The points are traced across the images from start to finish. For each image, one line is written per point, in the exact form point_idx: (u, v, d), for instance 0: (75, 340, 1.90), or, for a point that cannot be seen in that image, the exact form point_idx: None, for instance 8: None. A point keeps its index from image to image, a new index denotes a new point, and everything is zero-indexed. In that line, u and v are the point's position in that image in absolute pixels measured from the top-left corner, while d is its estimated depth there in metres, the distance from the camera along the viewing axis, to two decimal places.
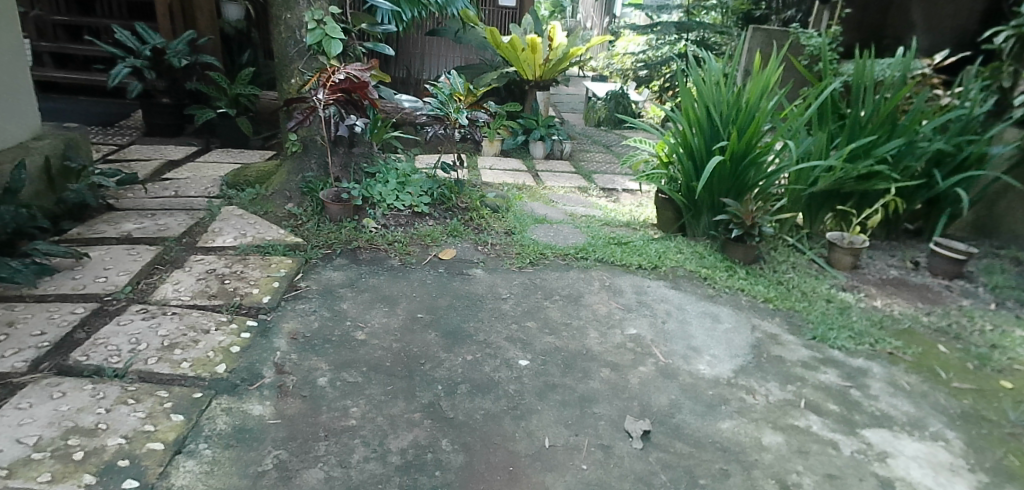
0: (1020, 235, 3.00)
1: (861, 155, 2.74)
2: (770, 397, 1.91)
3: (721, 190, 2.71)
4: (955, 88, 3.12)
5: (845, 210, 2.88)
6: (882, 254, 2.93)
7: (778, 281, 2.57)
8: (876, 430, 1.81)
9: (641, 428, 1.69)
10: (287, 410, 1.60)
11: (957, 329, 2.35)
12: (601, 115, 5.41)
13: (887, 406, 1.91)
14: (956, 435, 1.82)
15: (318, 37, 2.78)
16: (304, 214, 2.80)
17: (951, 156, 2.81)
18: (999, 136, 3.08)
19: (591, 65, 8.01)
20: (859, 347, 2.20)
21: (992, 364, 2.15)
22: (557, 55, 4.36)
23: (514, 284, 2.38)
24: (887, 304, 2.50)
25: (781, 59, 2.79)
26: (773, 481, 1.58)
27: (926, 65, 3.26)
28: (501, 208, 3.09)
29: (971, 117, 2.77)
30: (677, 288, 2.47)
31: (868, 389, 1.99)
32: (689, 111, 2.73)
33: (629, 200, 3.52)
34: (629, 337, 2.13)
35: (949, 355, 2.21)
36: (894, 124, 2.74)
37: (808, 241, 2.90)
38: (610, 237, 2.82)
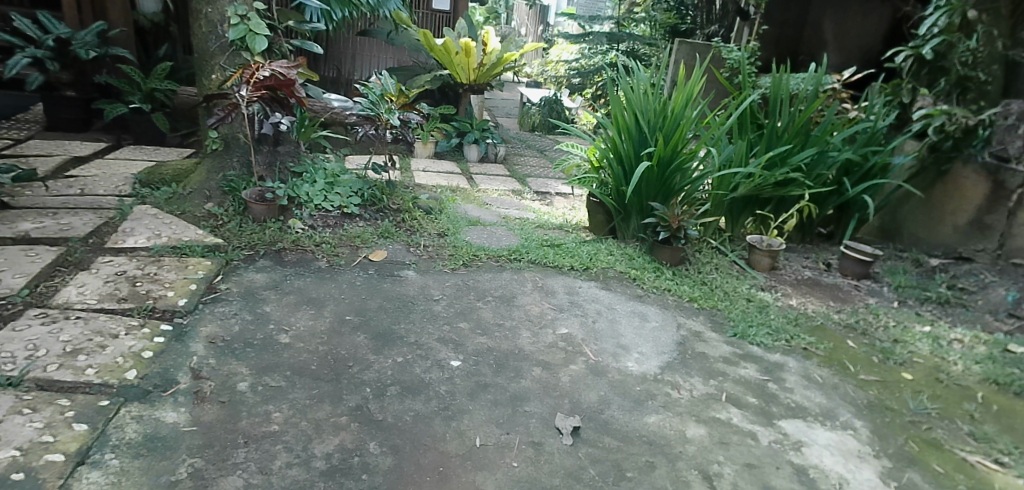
0: (920, 239, 3.26)
1: (778, 163, 2.90)
2: (694, 391, 2.00)
3: (649, 194, 2.80)
4: (862, 102, 3.34)
5: (764, 214, 3.03)
6: (797, 256, 3.11)
7: (702, 282, 2.67)
8: (791, 421, 1.93)
9: (571, 424, 1.73)
10: (205, 417, 1.53)
11: (864, 325, 2.51)
12: (535, 120, 5.49)
13: (801, 398, 2.04)
14: (863, 424, 1.96)
15: (241, 32, 2.69)
16: (225, 214, 2.69)
17: (858, 165, 3.01)
18: (900, 148, 3.33)
19: (525, 72, 8.12)
20: (776, 343, 2.32)
21: (894, 358, 2.32)
22: (491, 60, 4.46)
23: (447, 285, 2.37)
24: (802, 302, 2.65)
25: (705, 69, 2.91)
26: (695, 472, 1.66)
27: (837, 80, 3.44)
28: (434, 210, 3.08)
29: (876, 130, 2.98)
30: (607, 288, 2.53)
31: (784, 383, 2.10)
32: (618, 118, 2.81)
33: (563, 204, 3.57)
34: (561, 336, 2.16)
35: (857, 350, 2.36)
36: (808, 135, 2.91)
37: (730, 244, 3.03)
38: (543, 239, 2.86)
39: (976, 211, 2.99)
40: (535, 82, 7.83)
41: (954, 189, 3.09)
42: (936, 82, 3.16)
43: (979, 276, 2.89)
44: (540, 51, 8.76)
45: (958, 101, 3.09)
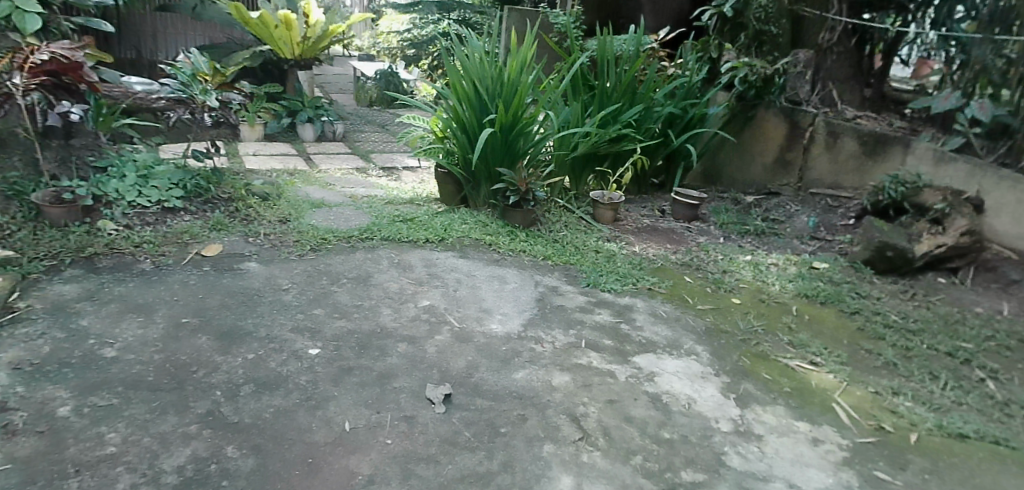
0: (736, 180, 3.68)
1: (611, 121, 3.08)
2: (556, 343, 2.11)
3: (495, 160, 2.84)
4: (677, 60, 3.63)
5: (603, 170, 3.22)
6: (636, 206, 3.34)
7: (554, 240, 2.78)
8: (644, 356, 2.11)
9: (442, 393, 1.75)
10: (18, 453, 1.32)
11: (698, 262, 2.79)
12: (374, 94, 5.35)
13: (650, 333, 2.23)
14: (704, 348, 2.19)
15: (4, 11, 2.32)
16: (11, 221, 2.30)
17: (680, 118, 3.29)
18: (713, 99, 3.70)
19: (355, 44, 7.81)
20: (625, 287, 2.50)
21: (724, 286, 2.60)
22: (316, 33, 4.31)
23: (295, 273, 2.25)
24: (644, 248, 2.87)
25: (535, 34, 2.99)
26: (563, 417, 1.76)
27: (654, 40, 3.70)
28: (271, 195, 2.89)
29: (691, 85, 3.27)
30: (464, 256, 2.56)
31: (634, 322, 2.28)
32: (457, 87, 2.81)
33: (411, 178, 3.52)
34: (422, 308, 2.16)
35: (693, 284, 2.62)
36: (634, 93, 3.12)
37: (576, 201, 3.17)
38: (393, 215, 2.81)
39: (778, 151, 3.46)
40: (367, 56, 7.56)
41: (761, 132, 3.51)
42: (737, 38, 3.58)
43: (786, 208, 3.31)
44: (368, 23, 8.43)
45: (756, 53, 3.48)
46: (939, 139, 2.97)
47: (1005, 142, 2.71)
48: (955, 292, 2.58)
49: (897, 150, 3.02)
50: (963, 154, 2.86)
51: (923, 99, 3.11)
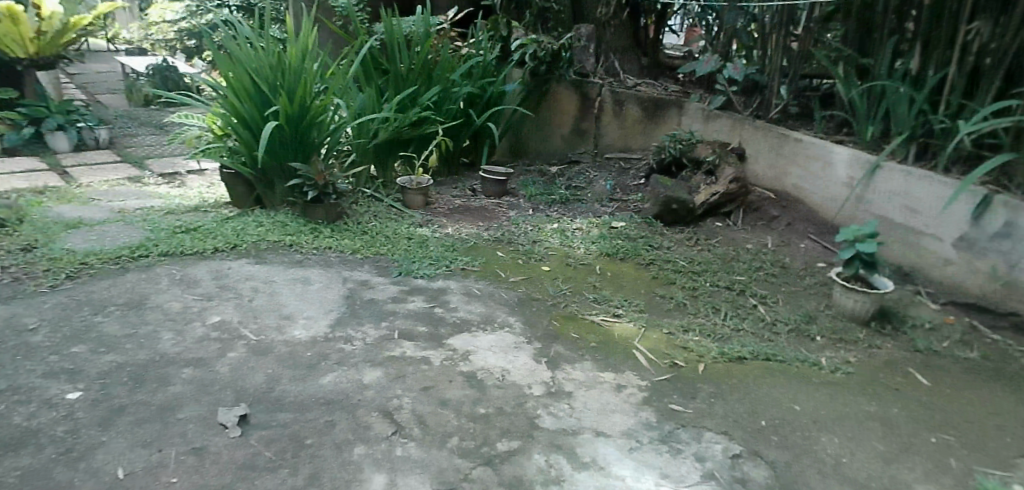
0: (540, 152, 3.82)
1: (409, 104, 3.03)
2: (367, 339, 2.03)
3: (287, 155, 2.66)
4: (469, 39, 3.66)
5: (408, 155, 3.16)
6: (447, 187, 3.32)
7: (363, 232, 2.67)
8: (458, 336, 2.11)
9: (236, 415, 1.60)
10: None
11: (508, 236, 2.84)
12: (147, 93, 4.77)
13: (464, 313, 2.24)
14: (517, 318, 2.25)
15: None
16: None
17: (479, 97, 3.35)
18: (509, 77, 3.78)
19: (123, 37, 6.87)
20: (438, 270, 2.48)
21: (535, 256, 2.68)
22: (54, 26, 3.82)
23: (46, 308, 1.92)
24: (456, 229, 2.86)
25: (314, 19, 2.82)
26: (376, 414, 1.70)
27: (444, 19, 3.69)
28: (12, 220, 2.44)
29: (486, 63, 3.33)
30: (261, 262, 2.37)
31: (448, 304, 2.27)
32: (230, 80, 2.56)
33: (197, 182, 3.19)
34: (212, 326, 1.97)
35: (505, 257, 2.66)
36: (430, 74, 3.10)
37: (385, 189, 3.07)
38: (174, 226, 2.52)
39: (573, 121, 3.64)
40: (138, 49, 6.68)
41: (556, 104, 3.67)
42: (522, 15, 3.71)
43: (586, 174, 3.49)
44: (136, 11, 7.45)
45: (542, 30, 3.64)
46: (704, 100, 3.32)
47: (757, 96, 3.13)
48: (730, 234, 2.88)
49: (673, 113, 3.35)
50: (725, 110, 3.23)
51: (687, 64, 3.43)
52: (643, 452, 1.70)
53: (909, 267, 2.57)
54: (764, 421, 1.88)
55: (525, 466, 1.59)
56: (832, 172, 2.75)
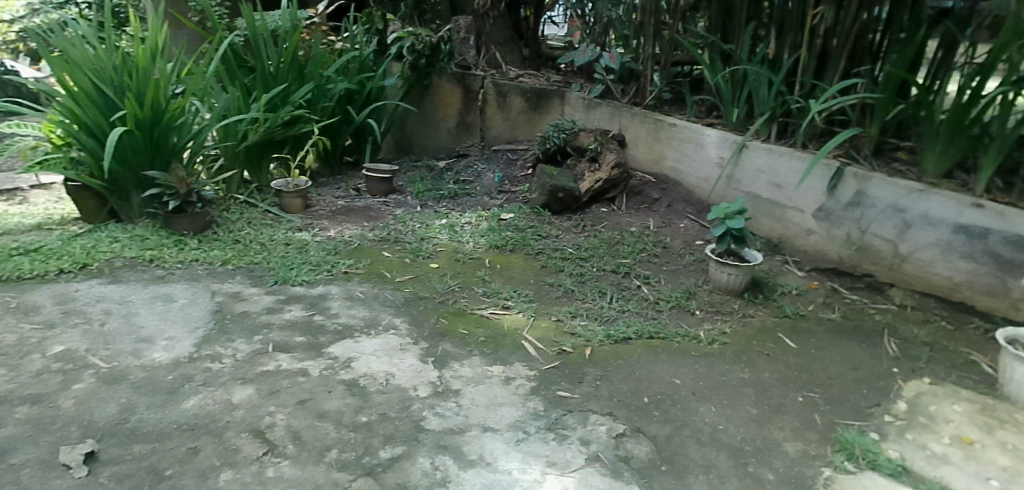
0: (427, 147, 3.77)
1: (279, 103, 2.90)
2: (237, 355, 1.90)
3: (141, 163, 2.45)
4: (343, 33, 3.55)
5: (284, 156, 3.02)
6: (330, 188, 3.19)
7: (235, 241, 2.52)
8: (339, 344, 2.01)
9: (80, 453, 1.44)
10: None
11: (395, 235, 2.76)
12: None
13: (346, 318, 2.14)
14: (403, 319, 2.18)
15: None
16: None
17: (358, 94, 3.27)
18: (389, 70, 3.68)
19: None
20: (318, 276, 2.37)
21: (422, 253, 2.62)
22: None
23: None
24: (339, 231, 2.75)
25: (163, 14, 2.61)
26: (247, 435, 1.59)
27: (314, 13, 3.56)
28: None
29: (362, 57, 3.26)
30: (116, 281, 2.17)
31: (328, 310, 2.17)
32: (66, 83, 2.31)
33: (43, 198, 2.88)
34: (54, 357, 1.77)
35: (391, 257, 2.59)
36: (301, 71, 2.97)
37: (260, 194, 2.91)
38: (10, 248, 2.26)
39: (458, 115, 3.60)
40: None
41: (439, 98, 3.61)
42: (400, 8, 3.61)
43: (474, 168, 3.47)
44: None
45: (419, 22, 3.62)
46: (585, 90, 3.40)
47: (633, 83, 3.21)
48: (615, 218, 2.96)
49: (556, 102, 3.39)
50: (605, 99, 3.30)
51: (567, 54, 3.48)
52: (530, 443, 1.69)
53: (778, 239, 2.72)
54: (647, 398, 1.92)
55: (408, 472, 1.53)
56: (704, 153, 2.87)
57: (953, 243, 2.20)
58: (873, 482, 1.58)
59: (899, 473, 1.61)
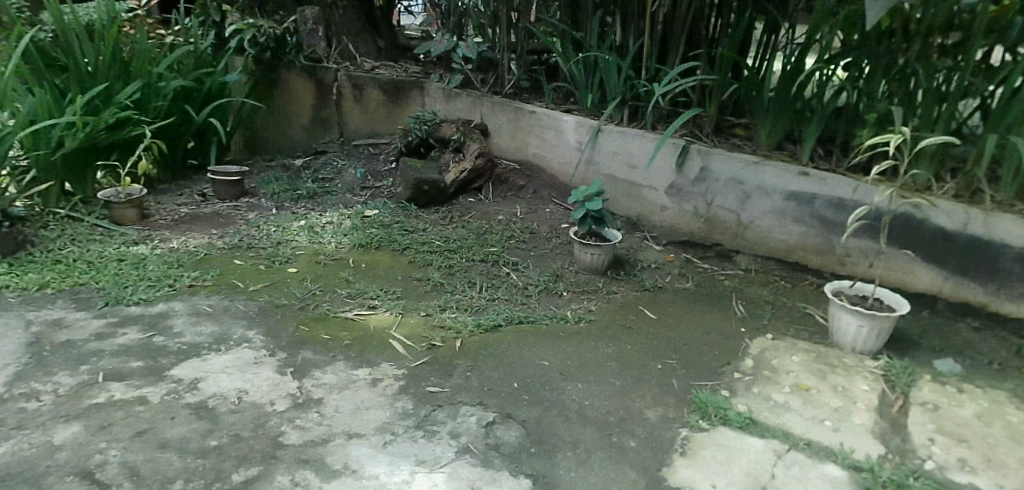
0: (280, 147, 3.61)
1: (101, 105, 2.66)
2: (60, 389, 1.69)
3: None
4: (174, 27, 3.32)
5: (112, 164, 2.77)
6: (169, 195, 2.95)
7: (55, 261, 2.26)
8: (184, 365, 1.84)
9: None
10: None
11: (248, 241, 2.59)
12: None
13: (191, 337, 1.97)
14: (258, 331, 2.04)
15: None
16: None
17: (196, 91, 3.07)
18: (231, 65, 3.49)
19: None
20: (157, 293, 2.17)
21: (279, 259, 2.47)
22: None
23: None
24: (183, 241, 2.54)
25: None
26: (72, 477, 1.41)
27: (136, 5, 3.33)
28: None
29: (197, 52, 3.07)
30: None
31: (170, 330, 1.99)
32: None
33: None
34: None
35: (244, 265, 2.42)
36: (124, 69, 2.74)
37: (85, 207, 2.64)
38: None
39: (312, 110, 3.49)
40: None
41: (291, 93, 3.48)
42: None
43: (334, 164, 3.34)
44: None
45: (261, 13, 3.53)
46: (444, 79, 3.35)
47: (492, 72, 3.27)
48: (482, 207, 2.97)
49: (415, 94, 3.35)
50: (465, 89, 3.30)
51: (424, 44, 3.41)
52: (399, 444, 1.58)
53: (636, 216, 2.83)
54: (516, 383, 1.87)
55: None
56: (563, 139, 2.95)
57: (786, 209, 2.42)
58: (725, 436, 1.69)
59: (747, 425, 1.72)
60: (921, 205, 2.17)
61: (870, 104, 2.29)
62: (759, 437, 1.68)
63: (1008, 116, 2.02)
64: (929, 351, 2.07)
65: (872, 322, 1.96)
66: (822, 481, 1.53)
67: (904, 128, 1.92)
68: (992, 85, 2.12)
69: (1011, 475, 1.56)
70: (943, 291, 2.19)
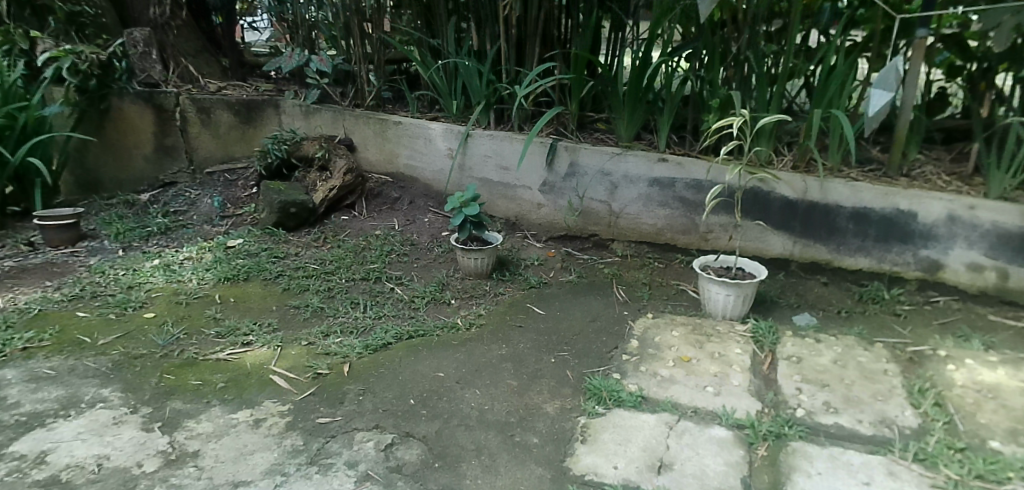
0: (122, 180, 3.16)
1: None
2: None
3: None
4: None
5: None
6: None
7: None
8: (25, 438, 1.60)
9: None
10: None
11: (92, 289, 2.31)
12: None
13: (32, 406, 1.72)
14: (115, 387, 1.82)
15: None
16: None
17: (9, 129, 2.66)
18: (48, 97, 3.02)
19: None
20: None
21: (132, 304, 2.22)
22: None
23: None
24: (10, 298, 2.22)
25: None
26: None
27: None
28: None
29: (6, 85, 2.68)
30: None
31: (4, 402, 1.72)
32: None
33: None
34: None
35: (90, 317, 2.15)
36: None
37: None
38: None
39: (154, 138, 3.13)
40: None
41: (126, 122, 3.09)
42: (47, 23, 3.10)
43: (186, 196, 3.08)
44: None
45: (80, 37, 3.15)
46: (300, 96, 3.25)
47: (351, 85, 3.19)
48: (356, 224, 2.88)
49: (270, 112, 3.22)
50: (324, 103, 3.21)
51: (273, 61, 3.27)
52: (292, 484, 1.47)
53: (514, 217, 2.86)
54: (413, 399, 1.81)
55: None
56: (433, 147, 2.92)
57: (651, 195, 2.56)
58: (621, 417, 1.74)
59: (639, 403, 1.80)
60: (766, 179, 2.38)
61: (712, 90, 2.48)
62: (652, 413, 1.76)
63: (826, 94, 2.27)
64: (788, 309, 2.28)
65: (737, 290, 2.11)
66: (711, 443, 1.63)
67: (743, 111, 2.09)
68: (811, 65, 2.38)
69: (867, 409, 1.75)
70: (793, 253, 2.43)
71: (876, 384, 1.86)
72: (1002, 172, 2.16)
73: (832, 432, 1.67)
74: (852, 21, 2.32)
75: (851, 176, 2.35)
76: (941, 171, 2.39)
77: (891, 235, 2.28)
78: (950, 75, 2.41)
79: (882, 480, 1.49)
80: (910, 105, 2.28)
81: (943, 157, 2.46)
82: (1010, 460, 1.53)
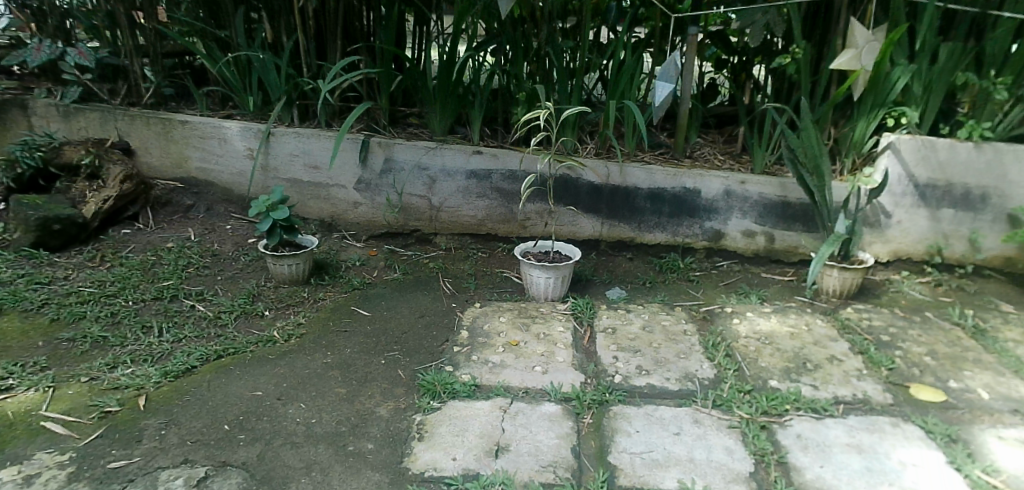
0: None
1: None
2: None
3: None
4: None
5: None
6: None
7: None
8: None
9: None
10: None
11: None
12: None
13: None
14: None
15: None
16: None
17: None
18: None
19: None
20: None
21: None
22: None
23: None
24: None
25: None
26: None
27: None
28: None
29: None
30: None
31: None
32: None
33: None
34: None
35: None
36: None
37: None
38: None
39: None
40: None
41: None
42: None
43: None
44: None
45: None
46: (55, 94, 2.83)
47: (121, 81, 2.84)
48: (142, 237, 2.56)
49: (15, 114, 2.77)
50: (88, 103, 2.82)
51: (13, 54, 2.78)
52: None
53: (329, 218, 2.74)
54: (228, 425, 1.64)
55: None
56: (231, 147, 2.69)
57: (469, 187, 2.61)
58: (455, 409, 1.74)
59: (472, 392, 1.81)
60: (574, 167, 2.53)
61: (518, 84, 2.59)
62: (485, 399, 1.79)
63: (618, 86, 2.47)
64: (601, 285, 2.46)
65: (556, 272, 2.23)
66: (542, 420, 1.69)
67: (548, 103, 2.19)
68: (604, 60, 2.58)
69: (672, 367, 1.95)
70: (602, 234, 2.62)
71: (677, 343, 2.07)
72: (763, 150, 2.52)
73: (646, 392, 1.83)
74: (635, 19, 2.56)
75: (645, 160, 2.61)
76: (716, 151, 2.74)
77: (681, 211, 2.56)
78: (717, 68, 2.75)
79: (689, 429, 1.66)
80: (688, 95, 2.58)
81: (717, 139, 2.82)
82: (786, 394, 1.80)
